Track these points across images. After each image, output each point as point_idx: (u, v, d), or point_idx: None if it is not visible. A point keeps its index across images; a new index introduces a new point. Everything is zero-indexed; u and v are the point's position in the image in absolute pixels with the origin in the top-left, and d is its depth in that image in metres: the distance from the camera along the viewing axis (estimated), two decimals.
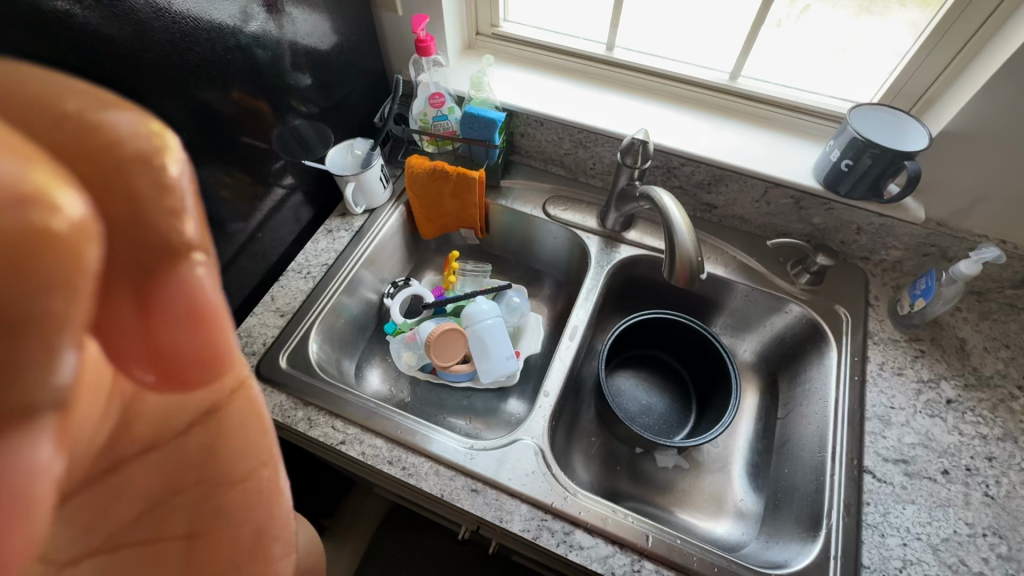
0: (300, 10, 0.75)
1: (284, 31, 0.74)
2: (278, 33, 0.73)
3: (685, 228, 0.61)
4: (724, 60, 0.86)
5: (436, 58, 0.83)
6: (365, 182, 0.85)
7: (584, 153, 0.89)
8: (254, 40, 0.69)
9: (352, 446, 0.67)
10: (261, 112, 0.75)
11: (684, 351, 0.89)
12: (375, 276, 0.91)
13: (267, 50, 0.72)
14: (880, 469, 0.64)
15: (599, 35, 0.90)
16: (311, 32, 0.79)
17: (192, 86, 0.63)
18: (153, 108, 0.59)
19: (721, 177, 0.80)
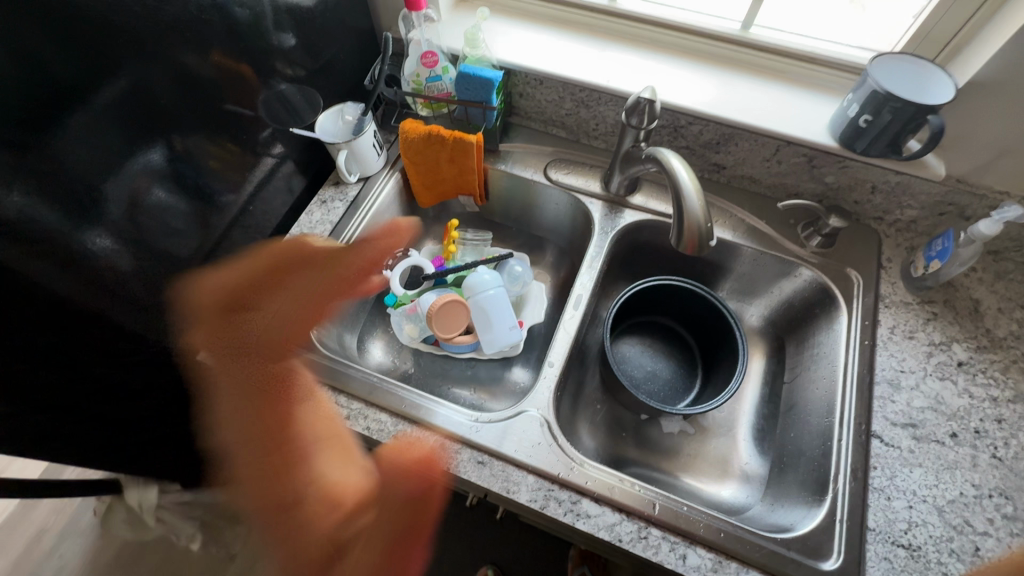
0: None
1: None
2: None
3: (695, 193, 0.58)
4: (736, 8, 0.80)
5: (426, 12, 0.78)
6: (357, 149, 0.81)
7: (586, 113, 0.85)
8: None
9: (356, 422, 0.68)
10: (244, 76, 0.71)
11: (690, 317, 0.88)
12: (373, 248, 0.89)
13: (246, 9, 0.67)
14: (888, 434, 0.64)
15: None
16: None
17: (168, 49, 0.59)
18: (127, 73, 0.55)
19: (730, 136, 0.77)
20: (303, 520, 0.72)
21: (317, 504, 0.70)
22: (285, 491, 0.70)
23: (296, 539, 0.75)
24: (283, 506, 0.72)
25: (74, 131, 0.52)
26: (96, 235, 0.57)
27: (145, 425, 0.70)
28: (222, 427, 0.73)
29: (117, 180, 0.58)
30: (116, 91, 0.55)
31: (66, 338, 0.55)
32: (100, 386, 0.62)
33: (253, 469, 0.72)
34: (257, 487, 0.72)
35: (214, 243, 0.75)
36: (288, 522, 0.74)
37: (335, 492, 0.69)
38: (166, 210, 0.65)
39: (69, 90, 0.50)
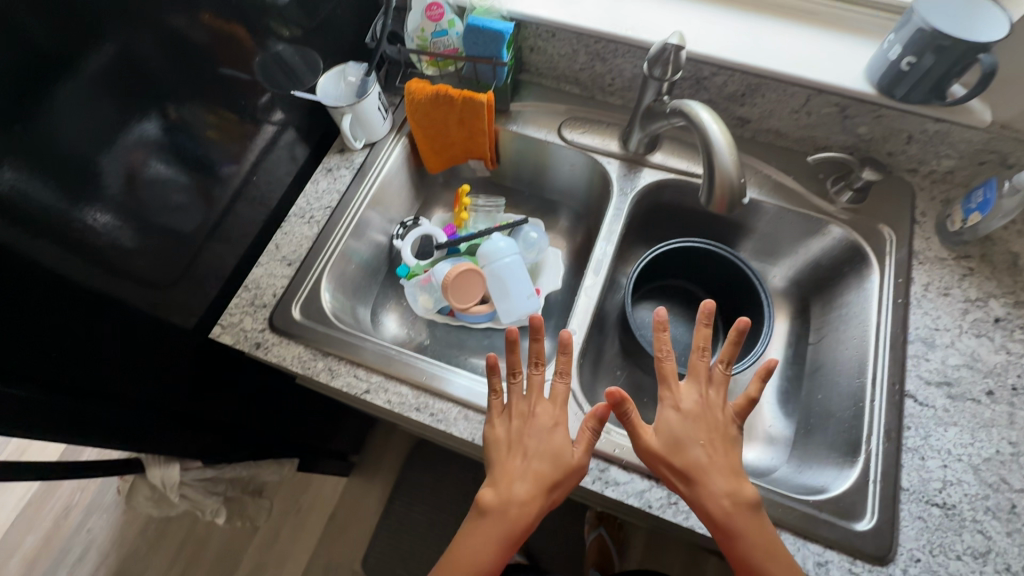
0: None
1: None
2: None
3: (726, 147, 0.55)
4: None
5: None
6: (362, 113, 0.77)
7: (601, 67, 0.80)
8: None
9: (377, 395, 0.65)
10: (238, 38, 0.66)
11: (711, 280, 0.85)
12: (383, 217, 0.86)
13: None
14: (922, 393, 0.62)
15: None
16: None
17: (155, 7, 0.55)
18: (113, 36, 0.51)
19: (757, 86, 0.72)
20: (531, 490, 0.55)
21: (559, 453, 0.56)
22: (537, 455, 0.57)
23: (488, 532, 0.54)
24: (548, 472, 0.55)
25: (61, 102, 0.48)
26: (94, 213, 0.54)
27: (160, 404, 0.69)
28: (495, 425, 0.60)
29: (111, 153, 0.54)
30: (103, 56, 0.51)
31: (71, 319, 0.54)
32: (110, 366, 0.60)
33: (518, 439, 0.59)
34: (495, 454, 0.58)
35: (219, 216, 0.72)
36: (541, 495, 0.55)
37: (560, 433, 0.58)
38: (166, 183, 0.62)
39: (50, 53, 0.46)
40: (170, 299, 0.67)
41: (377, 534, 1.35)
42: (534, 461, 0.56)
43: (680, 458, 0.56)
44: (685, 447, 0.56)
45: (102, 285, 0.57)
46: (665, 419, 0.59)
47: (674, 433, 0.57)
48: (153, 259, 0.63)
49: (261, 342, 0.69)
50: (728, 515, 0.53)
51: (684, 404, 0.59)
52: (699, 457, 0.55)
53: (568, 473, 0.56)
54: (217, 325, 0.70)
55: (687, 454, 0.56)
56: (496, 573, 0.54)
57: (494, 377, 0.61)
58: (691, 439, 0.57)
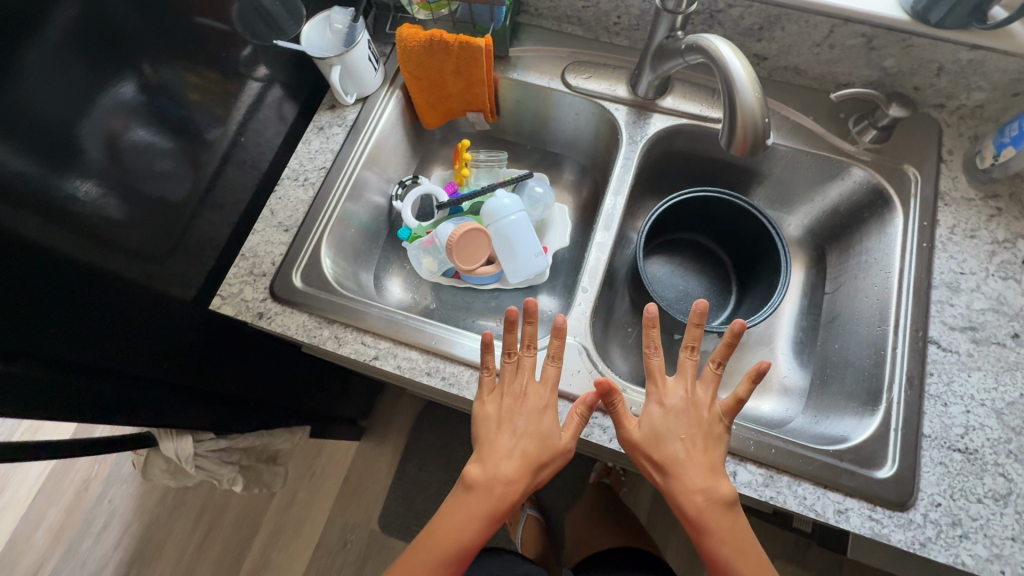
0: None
1: None
2: None
3: (749, 83, 0.51)
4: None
5: None
6: (352, 65, 0.71)
7: (606, 3, 0.74)
8: None
9: (386, 361, 0.64)
10: None
11: (724, 232, 0.83)
12: (380, 177, 0.82)
13: None
14: (946, 339, 0.61)
15: None
16: None
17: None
18: None
19: (777, 18, 0.67)
20: (517, 469, 0.55)
21: (547, 436, 0.56)
22: (525, 435, 0.56)
23: (470, 506, 0.54)
24: (535, 452, 0.55)
25: (25, 58, 0.44)
26: (78, 183, 0.51)
27: (167, 380, 0.68)
28: (485, 402, 0.59)
29: (88, 117, 0.51)
30: (67, 8, 0.46)
31: (66, 294, 0.52)
32: (112, 342, 0.59)
33: (507, 416, 0.58)
34: (484, 430, 0.57)
35: (209, 183, 0.68)
36: (527, 474, 0.55)
37: (550, 416, 0.57)
38: (151, 149, 0.59)
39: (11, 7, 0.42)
40: (166, 272, 0.64)
41: (391, 495, 1.38)
42: (523, 440, 0.56)
43: (658, 451, 0.55)
44: (663, 441, 0.55)
45: (93, 258, 0.54)
46: (648, 414, 0.58)
47: (655, 428, 0.56)
48: (144, 230, 0.60)
49: (264, 312, 0.66)
50: (699, 512, 0.52)
51: (669, 399, 0.58)
52: (677, 452, 0.55)
53: (555, 454, 0.56)
54: (217, 296, 0.68)
55: (666, 448, 0.55)
56: (476, 549, 0.54)
57: (488, 355, 0.58)
58: (671, 433, 0.56)
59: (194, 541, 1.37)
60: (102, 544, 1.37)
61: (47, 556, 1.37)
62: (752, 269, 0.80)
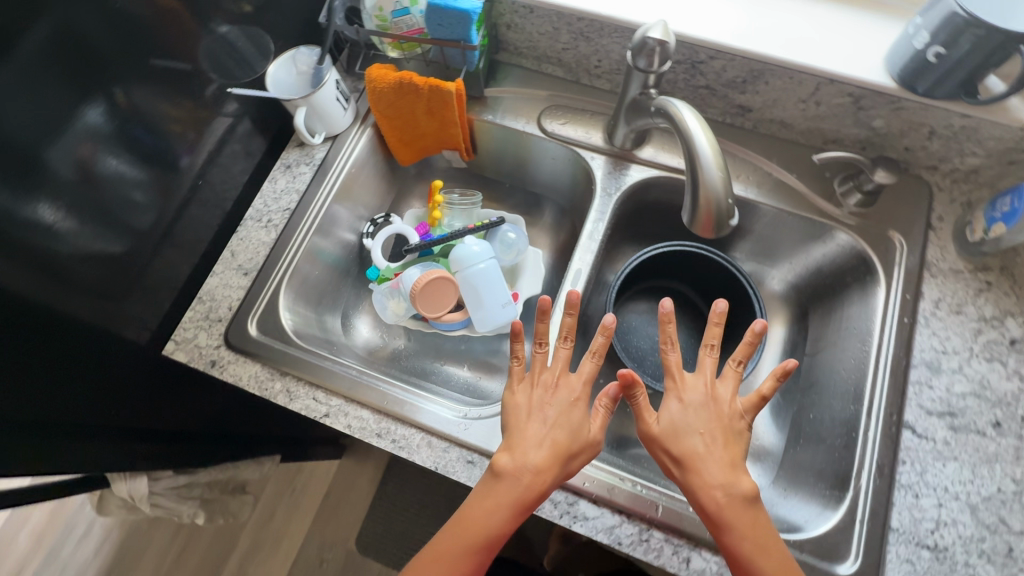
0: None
1: None
2: None
3: (712, 159, 0.48)
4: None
5: None
6: (318, 106, 0.69)
7: (586, 47, 0.71)
8: None
9: (337, 420, 0.62)
10: (174, 20, 0.59)
11: (705, 283, 0.78)
12: (350, 214, 0.79)
13: None
14: (921, 425, 0.57)
15: None
16: None
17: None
18: (45, 15, 0.47)
19: (760, 72, 0.63)
20: (547, 459, 0.52)
21: (578, 427, 0.54)
22: (557, 425, 0.54)
23: (497, 496, 0.51)
24: (565, 443, 0.53)
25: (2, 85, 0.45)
26: (43, 209, 0.51)
27: (125, 423, 0.67)
28: (515, 392, 0.58)
29: (57, 143, 0.51)
30: (39, 32, 0.46)
31: (20, 333, 0.51)
32: (62, 391, 0.57)
33: (537, 406, 0.56)
34: (514, 419, 0.56)
35: (169, 222, 0.67)
36: (556, 464, 0.52)
37: (581, 409, 0.56)
38: (118, 177, 0.58)
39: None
40: (124, 312, 0.64)
41: (369, 516, 1.37)
42: (553, 430, 0.54)
43: (677, 445, 0.53)
44: (682, 434, 0.53)
45: (48, 296, 0.54)
46: (666, 409, 0.55)
47: (674, 421, 0.54)
48: (100, 267, 0.59)
49: (216, 359, 0.65)
50: (718, 507, 0.49)
51: (689, 395, 0.55)
52: (695, 446, 0.52)
53: (585, 446, 0.54)
54: (171, 340, 0.67)
55: (684, 442, 0.53)
56: (502, 542, 0.51)
57: (517, 344, 0.59)
58: (690, 427, 0.53)
59: (171, 554, 1.37)
60: (82, 552, 1.37)
61: (28, 560, 1.38)
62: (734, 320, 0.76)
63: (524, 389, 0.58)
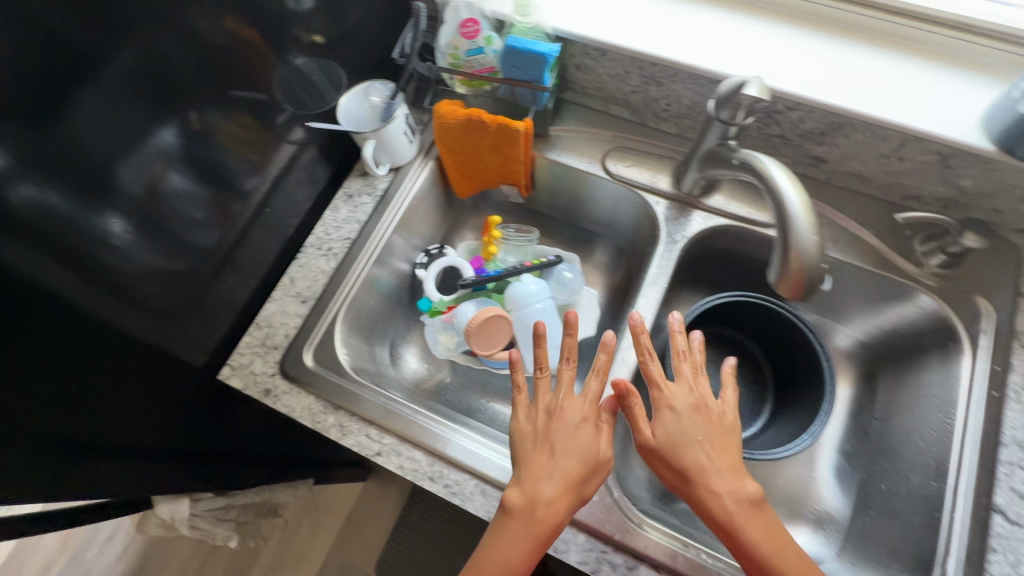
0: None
1: None
2: None
3: (806, 220, 0.46)
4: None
5: None
6: (386, 139, 0.69)
7: (656, 91, 0.70)
8: None
9: (389, 459, 0.60)
10: (254, 48, 0.60)
11: (767, 337, 0.74)
12: (406, 244, 0.79)
13: None
14: (1014, 510, 0.52)
15: None
16: None
17: (173, 10, 0.49)
18: (132, 40, 0.46)
19: (840, 125, 0.61)
20: (559, 489, 0.49)
21: (586, 449, 0.52)
22: (568, 454, 0.51)
23: (512, 537, 0.48)
24: (575, 470, 0.50)
25: (85, 105, 0.44)
26: (110, 221, 0.50)
27: (164, 446, 0.65)
28: (520, 419, 0.55)
29: (133, 162, 0.50)
30: (126, 54, 0.46)
31: (80, 356, 0.50)
32: (107, 414, 0.56)
33: (543, 434, 0.53)
34: (522, 451, 0.53)
35: (233, 245, 0.67)
36: (570, 494, 0.50)
37: (587, 430, 0.53)
38: (186, 196, 0.58)
39: (62, 53, 0.41)
40: (182, 333, 0.63)
41: (392, 543, 1.34)
42: (562, 458, 0.51)
43: (680, 458, 0.51)
44: (682, 445, 0.51)
45: (110, 313, 0.53)
46: (661, 419, 0.54)
47: (672, 432, 0.52)
48: (163, 287, 0.59)
49: (271, 388, 0.65)
50: (730, 515, 0.48)
51: (678, 402, 0.54)
52: (699, 457, 0.50)
53: (597, 470, 0.52)
54: (227, 365, 0.67)
55: (687, 453, 0.51)
56: None
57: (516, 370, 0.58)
58: (689, 436, 0.52)
59: (192, 566, 1.36)
60: (106, 556, 1.38)
61: (55, 559, 1.39)
62: (797, 375, 0.71)
63: (528, 416, 0.56)
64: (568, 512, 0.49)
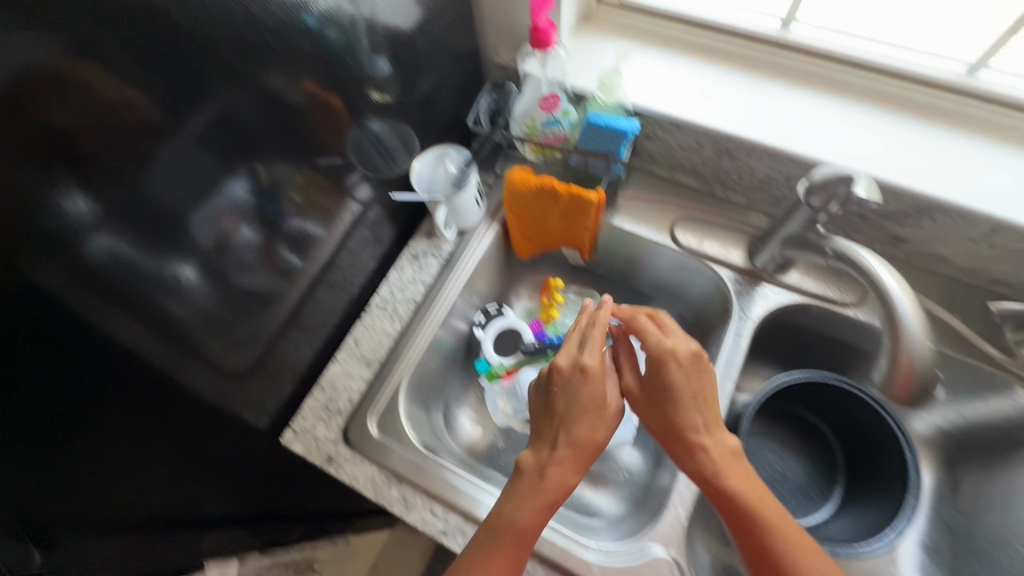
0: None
1: (359, 9, 0.56)
2: (353, 13, 0.55)
3: (915, 321, 0.45)
4: (962, 44, 0.61)
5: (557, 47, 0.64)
6: (457, 206, 0.71)
7: (728, 163, 0.69)
8: (323, 21, 0.51)
9: (454, 540, 0.58)
10: (333, 108, 0.58)
11: (838, 416, 0.70)
12: (466, 304, 0.78)
13: (339, 32, 0.54)
14: None
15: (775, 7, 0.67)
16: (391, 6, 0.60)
17: (251, 66, 0.45)
18: (216, 93, 0.42)
19: (926, 209, 0.60)
20: (567, 451, 0.53)
21: (589, 410, 0.55)
22: (572, 412, 0.55)
23: (528, 497, 0.52)
24: (578, 431, 0.54)
25: (159, 157, 0.40)
26: (179, 271, 0.45)
27: (200, 498, 0.61)
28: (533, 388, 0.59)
29: (206, 215, 0.46)
30: (207, 106, 0.42)
31: (122, 420, 0.45)
32: (149, 473, 0.51)
33: (550, 400, 0.57)
34: (535, 419, 0.57)
35: (295, 306, 0.63)
36: (577, 456, 0.53)
37: (587, 387, 0.56)
38: (251, 248, 0.53)
39: (142, 104, 0.37)
40: (242, 392, 0.60)
41: None
42: (567, 421, 0.54)
43: (672, 414, 0.54)
44: (673, 397, 0.54)
45: (172, 368, 0.49)
46: (655, 373, 0.56)
47: (666, 383, 0.55)
48: (229, 341, 0.55)
49: (333, 456, 0.63)
50: (714, 463, 0.52)
51: (668, 352, 0.56)
52: (686, 410, 0.54)
53: (597, 421, 0.55)
54: (289, 428, 0.65)
55: (678, 407, 0.54)
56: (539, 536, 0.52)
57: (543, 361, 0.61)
58: (680, 388, 0.54)
59: None
60: None
61: None
62: (880, 462, 0.67)
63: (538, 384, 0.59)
64: (575, 471, 0.53)
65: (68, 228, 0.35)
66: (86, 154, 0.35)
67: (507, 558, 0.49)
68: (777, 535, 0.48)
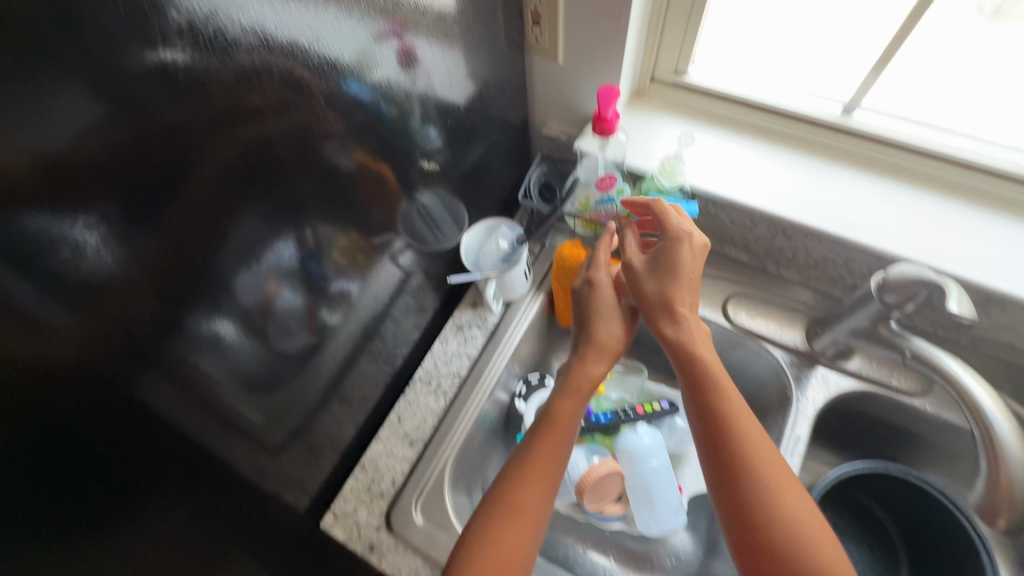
0: (432, 44, 0.54)
1: (415, 86, 0.55)
2: (409, 89, 0.54)
3: (1008, 428, 0.52)
4: None
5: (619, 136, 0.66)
6: (506, 280, 0.72)
7: (784, 241, 0.67)
8: (377, 92, 0.49)
9: None
10: (382, 176, 0.55)
11: (903, 509, 0.66)
12: (507, 373, 0.74)
13: (394, 106, 0.53)
14: None
15: (833, 91, 0.66)
16: (445, 79, 0.59)
17: (300, 136, 0.42)
18: (264, 155, 0.40)
19: (999, 299, 0.57)
20: (598, 358, 0.55)
21: (606, 314, 0.57)
22: (592, 317, 0.57)
23: (566, 388, 0.53)
24: (598, 334, 0.56)
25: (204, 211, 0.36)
26: (216, 331, 0.41)
27: None
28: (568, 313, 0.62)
29: (250, 277, 0.42)
30: (254, 164, 0.39)
31: (155, 502, 0.40)
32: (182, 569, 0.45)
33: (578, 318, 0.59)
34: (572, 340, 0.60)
35: (334, 381, 0.60)
36: (606, 361, 0.55)
37: (605, 297, 0.58)
38: (295, 312, 0.49)
39: (188, 155, 0.34)
40: (279, 469, 0.55)
41: None
42: (592, 329, 0.57)
43: (665, 290, 0.53)
44: (669, 273, 0.53)
45: (210, 442, 0.44)
46: (654, 255, 0.55)
47: (661, 260, 0.54)
48: (268, 413, 0.51)
49: (375, 544, 0.61)
50: (692, 335, 0.51)
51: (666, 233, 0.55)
52: (679, 284, 0.53)
53: (612, 318, 0.57)
54: (330, 511, 0.64)
55: (671, 280, 0.53)
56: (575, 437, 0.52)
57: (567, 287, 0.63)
58: (673, 262, 0.53)
59: None
60: None
61: None
62: (951, 564, 0.62)
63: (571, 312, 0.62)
64: (596, 368, 0.54)
65: (99, 275, 0.31)
66: (126, 211, 0.31)
67: (549, 450, 0.49)
68: (743, 414, 0.47)
